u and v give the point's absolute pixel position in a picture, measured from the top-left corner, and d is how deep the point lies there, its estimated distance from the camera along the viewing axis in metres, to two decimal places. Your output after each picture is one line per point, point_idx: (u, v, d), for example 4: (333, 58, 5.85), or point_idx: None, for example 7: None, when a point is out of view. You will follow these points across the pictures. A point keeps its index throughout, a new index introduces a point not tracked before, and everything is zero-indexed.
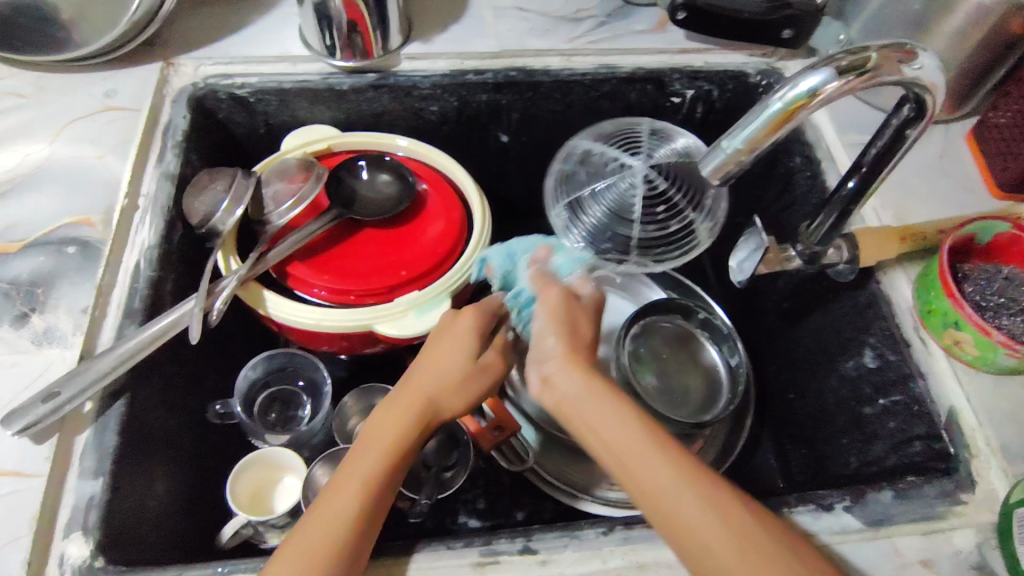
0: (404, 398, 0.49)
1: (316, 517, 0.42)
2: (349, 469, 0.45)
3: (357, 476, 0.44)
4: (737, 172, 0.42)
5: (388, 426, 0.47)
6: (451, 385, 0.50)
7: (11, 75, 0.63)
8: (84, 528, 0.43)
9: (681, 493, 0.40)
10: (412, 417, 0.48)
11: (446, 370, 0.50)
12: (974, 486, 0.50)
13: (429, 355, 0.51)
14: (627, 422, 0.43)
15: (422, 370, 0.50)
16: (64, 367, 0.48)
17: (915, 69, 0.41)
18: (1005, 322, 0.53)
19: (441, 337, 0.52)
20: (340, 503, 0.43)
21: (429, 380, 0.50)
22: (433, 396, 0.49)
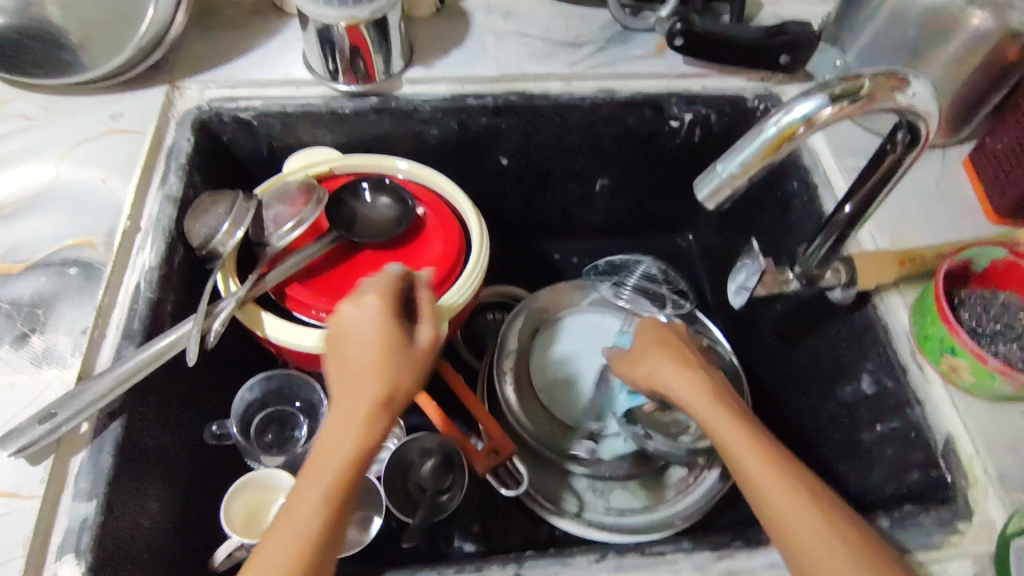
0: (350, 399, 0.44)
1: (279, 534, 0.41)
2: (302, 486, 0.42)
3: (316, 485, 0.42)
4: (731, 197, 0.42)
5: (342, 431, 0.43)
6: (391, 373, 0.45)
7: (19, 97, 0.64)
8: (77, 550, 0.44)
9: (781, 486, 0.43)
10: (364, 417, 0.44)
11: (381, 358, 0.46)
12: (971, 516, 0.49)
13: (358, 346, 0.46)
14: (741, 432, 0.47)
15: (358, 365, 0.46)
16: (62, 388, 0.49)
17: (908, 96, 0.40)
18: (1001, 349, 0.53)
19: (364, 322, 0.47)
20: (303, 516, 0.41)
21: (371, 373, 0.45)
22: (383, 390, 0.45)
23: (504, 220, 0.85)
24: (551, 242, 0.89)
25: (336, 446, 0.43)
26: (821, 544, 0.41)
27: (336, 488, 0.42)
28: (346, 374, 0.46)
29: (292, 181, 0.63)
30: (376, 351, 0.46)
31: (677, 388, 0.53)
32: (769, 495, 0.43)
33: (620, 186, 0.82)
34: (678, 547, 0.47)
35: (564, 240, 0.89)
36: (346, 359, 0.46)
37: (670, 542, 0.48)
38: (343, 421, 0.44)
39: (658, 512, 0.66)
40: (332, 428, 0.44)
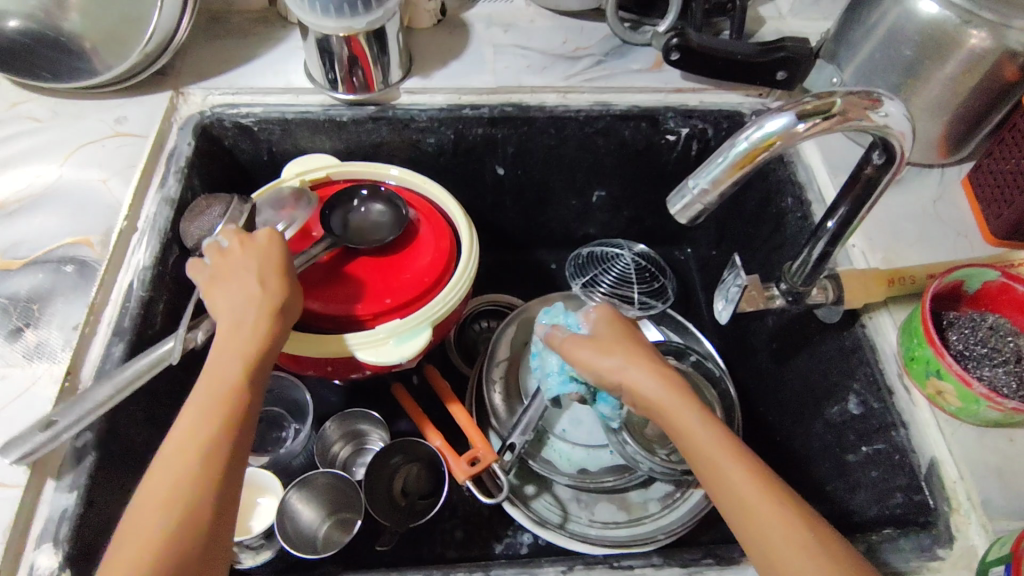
0: (228, 341, 0.45)
1: (152, 478, 0.39)
2: (170, 446, 0.40)
3: (191, 424, 0.41)
4: (705, 212, 0.42)
5: (216, 368, 0.44)
6: (251, 311, 0.47)
7: (31, 100, 0.67)
8: (56, 540, 0.45)
9: (752, 490, 0.40)
10: (236, 351, 0.45)
11: (249, 301, 0.47)
12: (951, 542, 0.48)
13: (228, 294, 0.48)
14: (709, 432, 0.43)
15: (227, 311, 0.47)
16: (50, 381, 0.50)
17: (881, 116, 0.41)
18: (987, 373, 0.52)
19: (239, 272, 0.49)
20: (181, 455, 0.40)
21: (241, 314, 0.47)
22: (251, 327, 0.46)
23: (501, 230, 0.85)
24: (548, 252, 0.89)
25: (212, 384, 0.43)
26: (790, 544, 0.38)
27: (209, 422, 0.41)
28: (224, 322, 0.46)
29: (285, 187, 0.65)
30: (247, 295, 0.47)
31: (624, 371, 0.47)
32: (734, 498, 0.40)
33: (616, 199, 0.82)
34: (647, 562, 0.47)
35: (561, 251, 0.89)
36: (218, 306, 0.47)
37: (640, 556, 0.47)
38: (218, 361, 0.44)
39: (642, 527, 0.65)
40: (207, 368, 0.44)
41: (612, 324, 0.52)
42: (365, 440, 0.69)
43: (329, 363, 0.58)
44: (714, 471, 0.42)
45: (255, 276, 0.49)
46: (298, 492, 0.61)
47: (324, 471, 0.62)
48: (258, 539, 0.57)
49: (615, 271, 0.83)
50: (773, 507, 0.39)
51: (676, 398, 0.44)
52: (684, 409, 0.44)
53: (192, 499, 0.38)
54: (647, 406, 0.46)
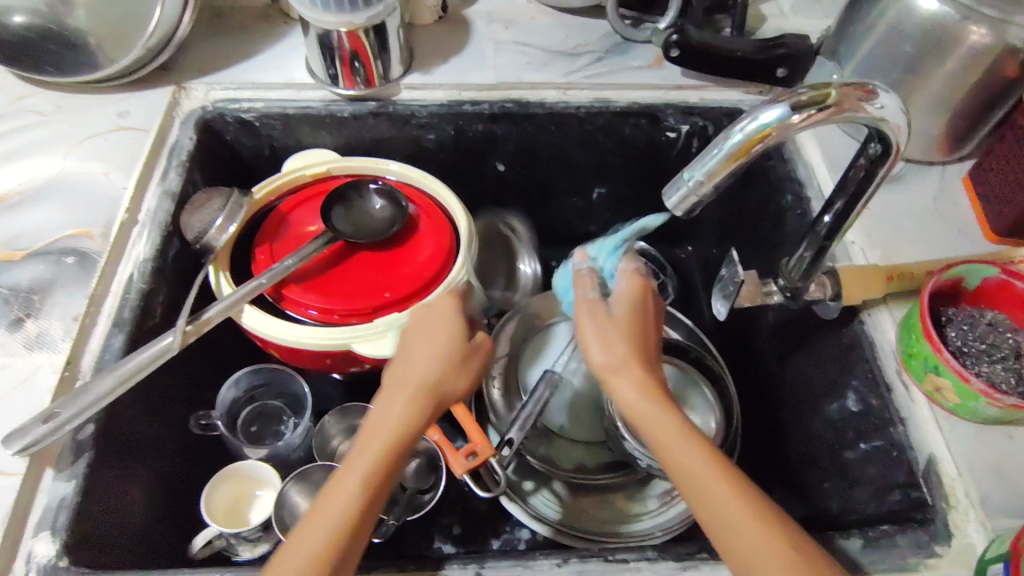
0: (400, 388, 0.48)
1: (317, 509, 0.40)
2: (348, 467, 0.42)
3: (361, 465, 0.42)
4: (700, 204, 0.42)
5: (395, 415, 0.45)
6: (451, 369, 0.50)
7: (35, 95, 0.67)
8: (54, 528, 0.45)
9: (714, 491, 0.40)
10: (414, 401, 0.47)
11: (446, 350, 0.51)
12: (949, 539, 0.48)
13: (424, 337, 0.52)
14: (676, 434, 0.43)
15: (417, 356, 0.50)
16: (50, 371, 0.50)
17: (876, 107, 0.40)
18: (986, 370, 0.51)
19: (422, 321, 0.54)
20: (345, 493, 0.41)
21: (428, 368, 0.49)
22: (432, 379, 0.48)
23: (501, 227, 0.86)
24: (548, 250, 0.89)
25: (388, 427, 0.44)
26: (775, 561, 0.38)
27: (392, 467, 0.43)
28: (397, 369, 0.50)
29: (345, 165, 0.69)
30: (441, 344, 0.51)
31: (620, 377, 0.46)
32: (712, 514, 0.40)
33: (616, 196, 0.82)
34: (642, 555, 0.47)
35: (561, 248, 0.89)
36: (404, 349, 0.52)
37: (636, 550, 0.47)
38: (393, 406, 0.46)
39: (641, 524, 0.65)
40: (380, 415, 0.46)
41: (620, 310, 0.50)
42: None
43: (328, 355, 0.58)
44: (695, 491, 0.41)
45: (457, 330, 0.52)
46: (296, 485, 0.60)
47: (321, 464, 0.62)
48: (256, 531, 0.57)
49: None
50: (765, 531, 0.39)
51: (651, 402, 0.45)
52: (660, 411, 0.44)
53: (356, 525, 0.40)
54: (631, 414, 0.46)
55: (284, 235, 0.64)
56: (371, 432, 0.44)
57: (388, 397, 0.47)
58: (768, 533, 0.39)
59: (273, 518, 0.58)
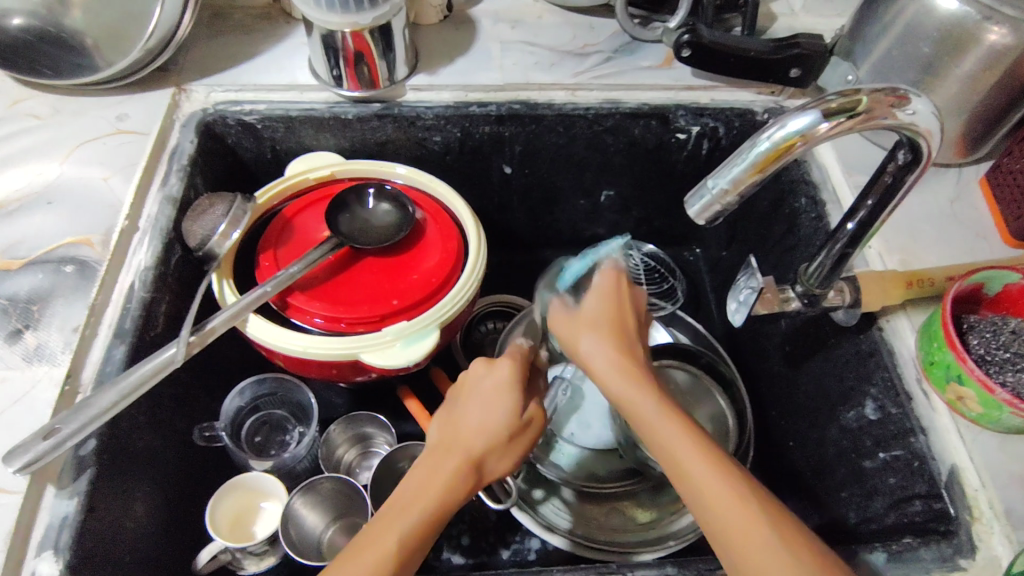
0: (448, 452, 0.47)
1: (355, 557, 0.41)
2: (387, 522, 0.43)
3: (397, 522, 0.43)
4: (724, 213, 0.41)
5: (434, 478, 0.45)
6: (500, 443, 0.48)
7: (31, 97, 0.66)
8: (56, 547, 0.43)
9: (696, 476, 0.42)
10: (456, 470, 0.46)
11: (498, 421, 0.49)
12: (973, 552, 0.47)
13: (477, 401, 0.50)
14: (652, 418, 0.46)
15: (466, 421, 0.49)
16: (50, 385, 0.49)
17: (907, 113, 0.39)
18: (1009, 379, 0.50)
19: (478, 382, 0.52)
20: (377, 549, 0.41)
21: (478, 436, 0.48)
22: (480, 450, 0.47)
23: (508, 230, 0.84)
24: (555, 252, 0.88)
25: (425, 491, 0.45)
26: (775, 552, 0.38)
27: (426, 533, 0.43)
28: (448, 428, 0.49)
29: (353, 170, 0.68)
30: (495, 413, 0.49)
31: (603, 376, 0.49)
32: (707, 507, 0.41)
33: (625, 198, 0.81)
34: (661, 571, 0.46)
35: (568, 250, 0.88)
36: (457, 411, 0.50)
37: (654, 565, 0.46)
38: (437, 469, 0.46)
39: (650, 532, 0.64)
40: (422, 473, 0.46)
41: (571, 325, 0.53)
42: (372, 444, 0.67)
43: (334, 365, 0.57)
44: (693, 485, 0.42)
45: (511, 401, 0.50)
46: (302, 498, 0.59)
47: (328, 476, 0.61)
48: (263, 545, 0.57)
49: None
50: (764, 531, 0.39)
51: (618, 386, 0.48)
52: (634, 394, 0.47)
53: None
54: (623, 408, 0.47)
55: (288, 240, 0.63)
56: (407, 495, 0.45)
57: (433, 457, 0.47)
58: (744, 507, 0.40)
59: (279, 532, 0.57)
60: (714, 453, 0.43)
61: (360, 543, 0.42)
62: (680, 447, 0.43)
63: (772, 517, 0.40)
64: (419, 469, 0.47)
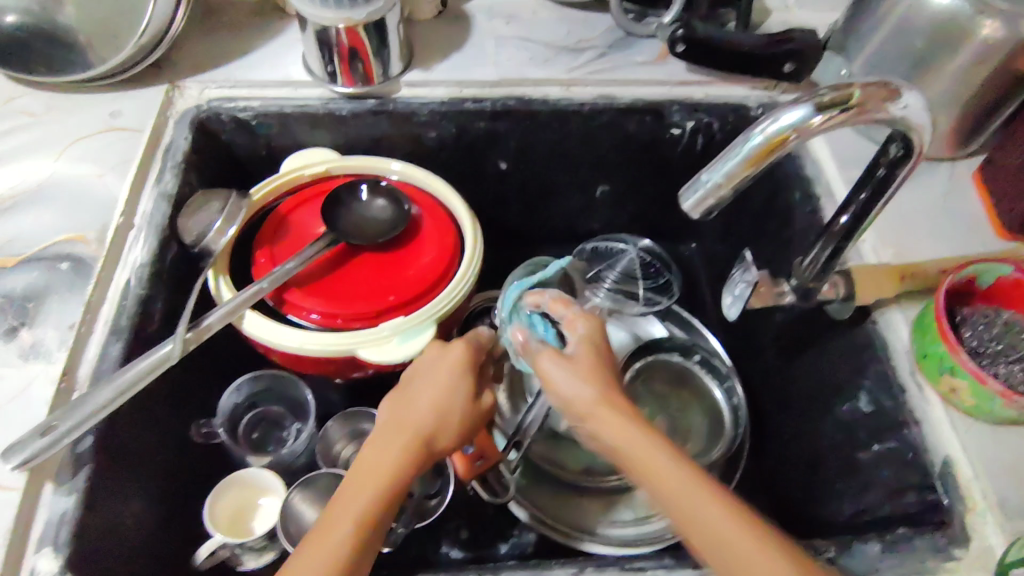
0: (397, 428, 0.47)
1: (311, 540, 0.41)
2: (344, 500, 0.43)
3: (353, 501, 0.43)
4: (718, 207, 0.41)
5: (387, 456, 0.45)
6: (451, 421, 0.49)
7: (25, 94, 0.66)
8: (55, 544, 0.44)
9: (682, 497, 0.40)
10: (409, 447, 0.46)
11: (449, 401, 0.49)
12: (967, 542, 0.48)
13: (427, 379, 0.50)
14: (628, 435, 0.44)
15: (420, 400, 0.49)
16: (46, 382, 0.49)
17: (900, 107, 0.40)
18: (1002, 370, 0.51)
19: (430, 362, 0.52)
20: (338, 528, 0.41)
21: (428, 415, 0.48)
22: (429, 426, 0.47)
23: (504, 226, 0.84)
24: (551, 248, 0.88)
25: (379, 470, 0.45)
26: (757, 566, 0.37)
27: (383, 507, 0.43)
28: (397, 408, 0.49)
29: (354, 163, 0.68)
30: (447, 393, 0.49)
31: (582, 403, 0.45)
32: (698, 519, 0.39)
33: (620, 193, 0.81)
34: (658, 564, 0.46)
35: (564, 246, 0.88)
36: (409, 389, 0.50)
37: (651, 558, 0.46)
38: (388, 446, 0.46)
39: (649, 525, 0.63)
40: (375, 451, 0.46)
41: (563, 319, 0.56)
42: (369, 439, 0.67)
43: (330, 362, 0.57)
44: (667, 485, 0.41)
45: (461, 382, 0.50)
46: (300, 494, 0.59)
47: (327, 471, 0.61)
48: (261, 540, 0.56)
49: (619, 267, 0.79)
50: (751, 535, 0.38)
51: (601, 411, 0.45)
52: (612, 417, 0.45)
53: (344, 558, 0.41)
54: (571, 408, 0.46)
55: (283, 237, 0.63)
56: (362, 475, 0.44)
57: (381, 436, 0.47)
58: (736, 522, 0.39)
59: (278, 527, 0.57)
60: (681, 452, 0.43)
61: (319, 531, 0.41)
62: (653, 449, 0.42)
63: (747, 519, 0.39)
64: (372, 446, 0.46)
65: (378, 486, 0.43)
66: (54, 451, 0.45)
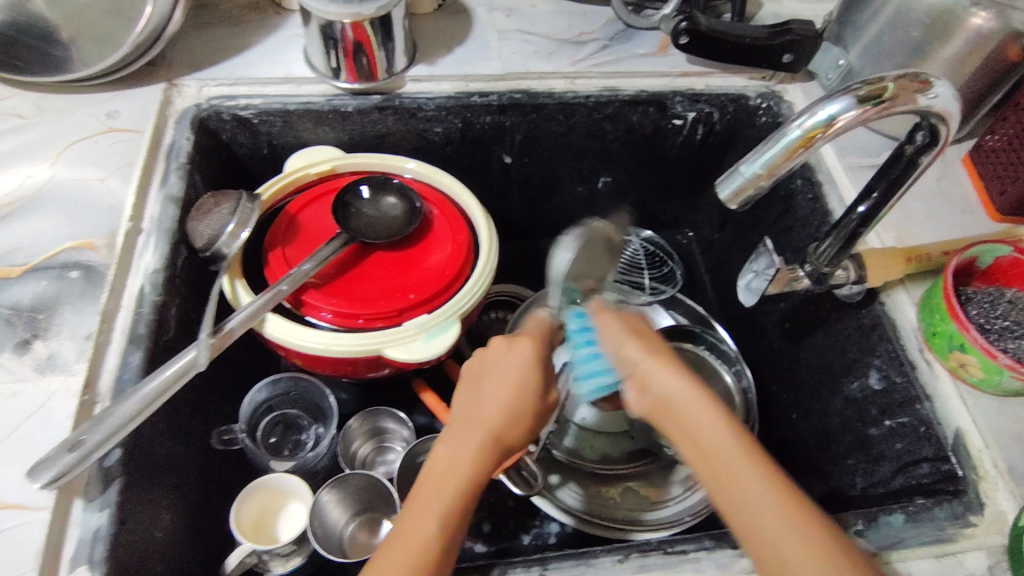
0: (467, 431, 0.46)
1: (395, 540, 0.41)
2: (421, 500, 0.43)
3: (435, 508, 0.42)
4: (755, 197, 0.43)
5: (462, 460, 0.44)
6: (519, 422, 0.47)
7: (12, 95, 0.63)
8: (90, 562, 0.42)
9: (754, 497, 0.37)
10: (483, 449, 0.45)
11: (518, 400, 0.47)
12: (982, 508, 0.50)
13: (495, 378, 0.48)
14: (721, 431, 0.40)
15: (485, 402, 0.47)
16: (67, 396, 0.47)
17: (930, 98, 0.41)
18: (1010, 345, 0.53)
19: (499, 357, 0.50)
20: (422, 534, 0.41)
21: (498, 417, 0.46)
22: (501, 427, 0.46)
23: (507, 220, 0.84)
24: (552, 240, 0.88)
25: (449, 480, 0.43)
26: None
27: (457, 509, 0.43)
28: (467, 408, 0.48)
29: (361, 159, 0.66)
30: (516, 388, 0.47)
31: (644, 370, 0.43)
32: (743, 521, 0.37)
33: (620, 184, 0.82)
34: (699, 545, 0.47)
35: None
36: (477, 390, 0.49)
37: (692, 540, 0.48)
38: (460, 449, 0.45)
39: (668, 509, 0.66)
40: (447, 448, 0.45)
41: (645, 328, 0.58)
42: (387, 438, 0.68)
43: (351, 362, 0.56)
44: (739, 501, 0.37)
45: (531, 378, 0.48)
46: (330, 492, 0.58)
47: (358, 471, 0.60)
48: (289, 546, 0.55)
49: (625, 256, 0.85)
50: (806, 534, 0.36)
51: (688, 394, 0.41)
52: (704, 410, 0.40)
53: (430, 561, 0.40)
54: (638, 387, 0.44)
55: (294, 237, 0.61)
56: (431, 491, 0.43)
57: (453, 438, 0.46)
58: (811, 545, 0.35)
59: (308, 530, 0.55)
60: (761, 459, 0.39)
61: (403, 533, 0.41)
62: (726, 453, 0.39)
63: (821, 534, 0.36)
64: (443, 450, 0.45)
65: (457, 489, 0.43)
66: (83, 466, 0.43)
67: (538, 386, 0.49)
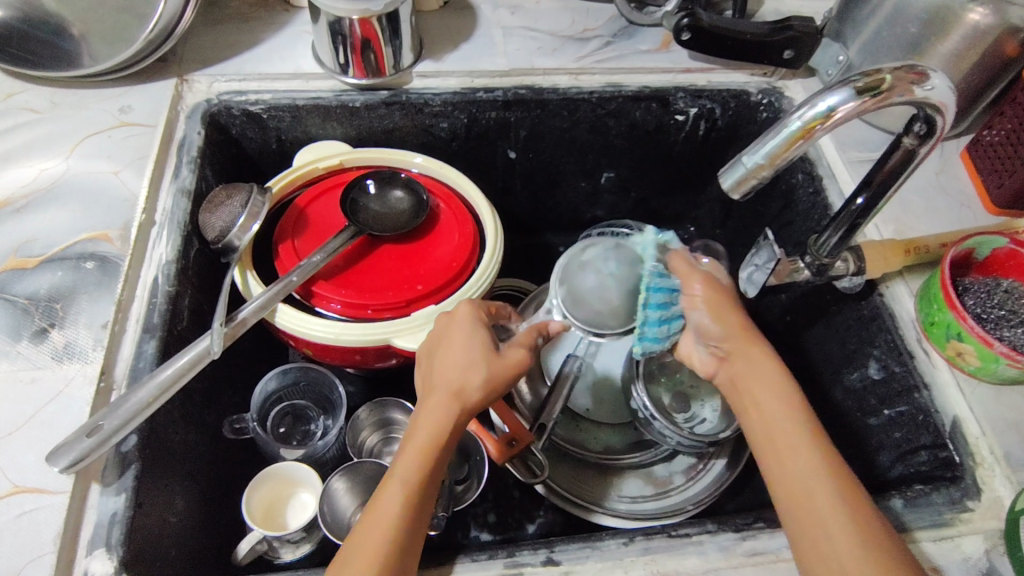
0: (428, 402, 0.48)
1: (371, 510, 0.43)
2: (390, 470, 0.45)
3: (398, 473, 0.44)
4: (757, 187, 0.44)
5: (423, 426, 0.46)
6: (477, 377, 0.48)
7: (25, 91, 0.64)
8: (108, 544, 0.43)
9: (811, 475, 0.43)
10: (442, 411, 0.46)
11: (469, 359, 0.48)
12: (979, 494, 0.51)
13: (449, 348, 0.50)
14: (790, 415, 0.46)
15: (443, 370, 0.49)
16: (84, 383, 0.48)
17: (926, 89, 0.42)
18: (1006, 334, 0.54)
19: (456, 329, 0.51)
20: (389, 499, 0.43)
21: (452, 380, 0.48)
22: (456, 387, 0.47)
23: (511, 215, 0.85)
24: (556, 235, 0.90)
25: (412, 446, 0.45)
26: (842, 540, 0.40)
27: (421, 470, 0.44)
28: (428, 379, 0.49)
29: (369, 154, 0.67)
30: (466, 351, 0.49)
31: (734, 349, 0.51)
32: (787, 474, 0.44)
33: (624, 179, 0.83)
34: (703, 529, 0.48)
35: (568, 233, 0.90)
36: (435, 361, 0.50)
37: (695, 524, 0.49)
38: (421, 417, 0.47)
39: (669, 499, 0.66)
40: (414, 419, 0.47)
41: (691, 278, 0.53)
42: (394, 429, 0.69)
43: (360, 352, 0.57)
44: (793, 475, 0.44)
45: (477, 339, 0.50)
46: (341, 479, 0.59)
47: (367, 459, 0.62)
48: (298, 533, 0.56)
49: None
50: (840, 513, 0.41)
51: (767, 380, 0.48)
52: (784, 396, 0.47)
53: (397, 521, 0.42)
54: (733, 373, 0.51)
55: (304, 230, 0.62)
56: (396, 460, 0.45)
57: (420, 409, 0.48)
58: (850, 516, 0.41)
59: (318, 517, 0.56)
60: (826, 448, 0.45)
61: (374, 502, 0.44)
62: (789, 424, 0.46)
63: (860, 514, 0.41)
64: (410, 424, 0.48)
65: (416, 449, 0.45)
66: (101, 451, 0.44)
67: (488, 344, 0.50)
